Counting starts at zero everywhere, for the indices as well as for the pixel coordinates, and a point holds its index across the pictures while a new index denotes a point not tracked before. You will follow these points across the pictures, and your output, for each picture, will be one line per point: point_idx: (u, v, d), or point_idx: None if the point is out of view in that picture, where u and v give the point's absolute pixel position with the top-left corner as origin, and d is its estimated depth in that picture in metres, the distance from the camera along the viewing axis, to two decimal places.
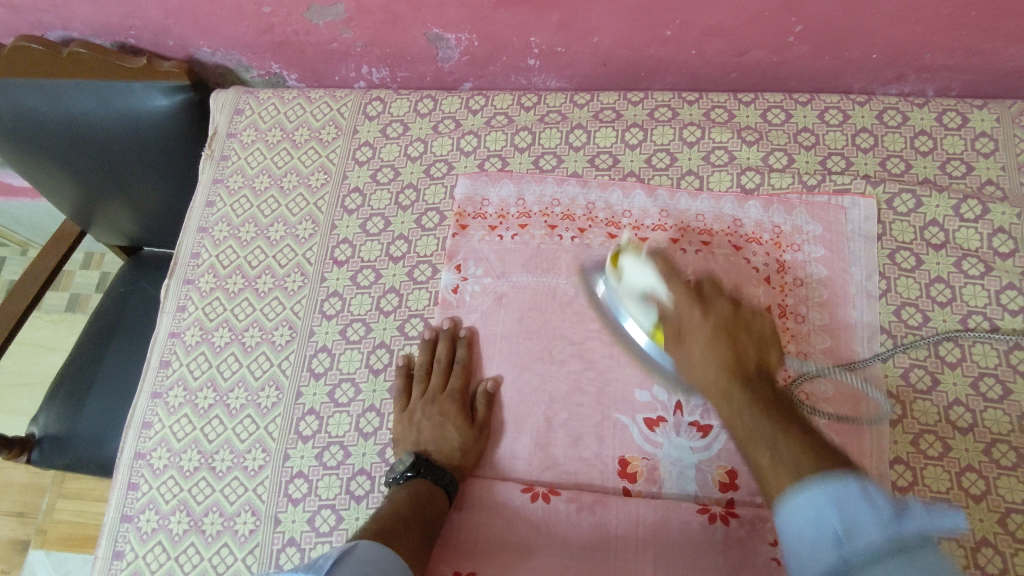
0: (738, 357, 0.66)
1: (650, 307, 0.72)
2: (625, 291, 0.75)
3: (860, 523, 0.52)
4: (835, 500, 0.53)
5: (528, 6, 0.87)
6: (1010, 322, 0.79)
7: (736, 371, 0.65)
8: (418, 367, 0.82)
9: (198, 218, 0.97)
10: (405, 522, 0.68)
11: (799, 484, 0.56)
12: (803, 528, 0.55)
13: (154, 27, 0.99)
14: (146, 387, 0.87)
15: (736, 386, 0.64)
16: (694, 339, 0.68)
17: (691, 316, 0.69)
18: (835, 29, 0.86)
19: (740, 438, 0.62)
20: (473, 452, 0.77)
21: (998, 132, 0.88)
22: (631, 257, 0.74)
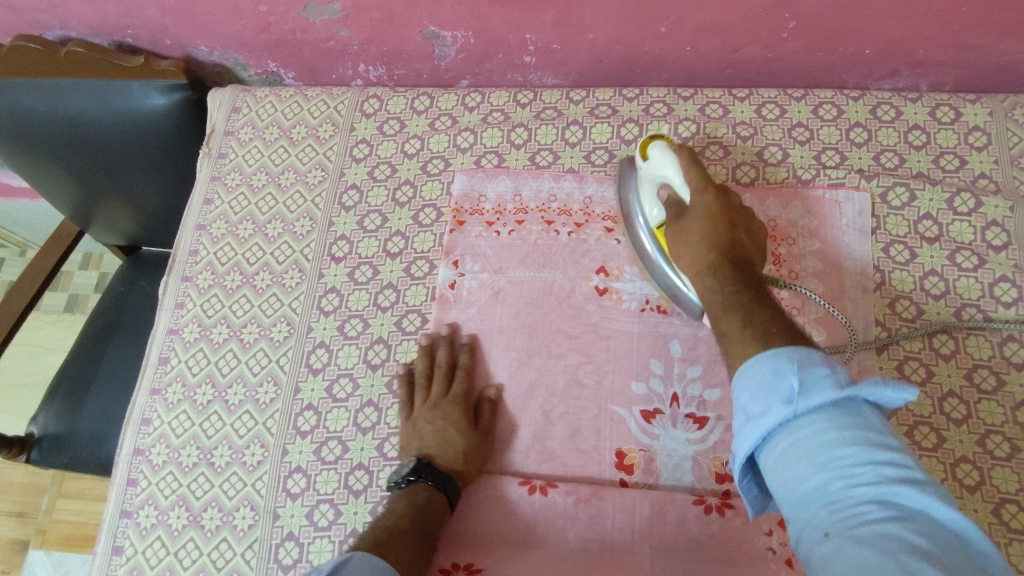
0: (733, 240, 0.68)
1: (663, 195, 0.77)
2: (645, 177, 0.79)
3: (815, 385, 0.48)
4: (795, 366, 0.49)
5: (523, 3, 0.88)
6: (1003, 314, 0.80)
7: (730, 254, 0.67)
8: (418, 373, 0.81)
9: (196, 215, 0.98)
10: (401, 534, 0.66)
11: (765, 352, 0.52)
12: (757, 387, 0.51)
13: (151, 26, 1.00)
14: (146, 383, 0.88)
15: (727, 265, 0.65)
16: (696, 217, 0.71)
17: (699, 196, 0.71)
18: (828, 25, 0.86)
19: (716, 310, 0.62)
20: (476, 456, 0.76)
21: (991, 126, 0.89)
22: (659, 146, 0.78)
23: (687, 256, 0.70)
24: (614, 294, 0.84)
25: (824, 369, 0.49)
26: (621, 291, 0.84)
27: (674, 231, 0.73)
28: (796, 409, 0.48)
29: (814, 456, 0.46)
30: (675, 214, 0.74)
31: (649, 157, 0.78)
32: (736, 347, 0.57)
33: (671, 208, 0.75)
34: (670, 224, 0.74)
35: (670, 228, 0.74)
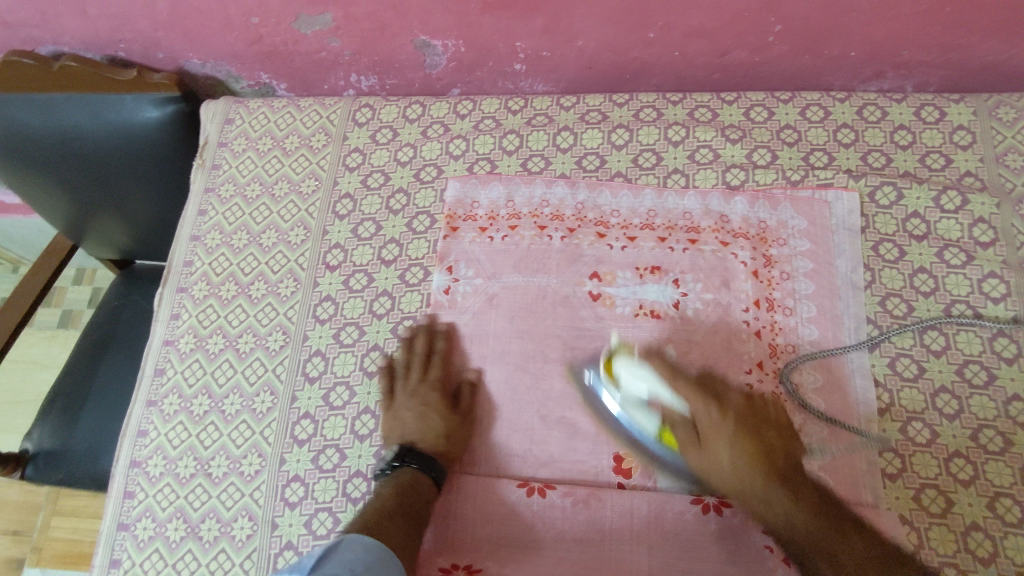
0: (764, 446, 0.70)
1: (656, 408, 0.73)
2: (625, 402, 0.75)
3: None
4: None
5: (513, 11, 0.89)
6: (993, 310, 0.80)
7: (770, 469, 0.68)
8: (400, 363, 0.83)
9: (190, 227, 0.98)
10: (389, 514, 0.69)
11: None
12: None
13: (144, 39, 1.00)
14: (141, 395, 0.88)
15: (777, 487, 0.67)
16: (716, 438, 0.71)
17: (706, 413, 0.71)
18: (813, 28, 0.88)
19: (798, 546, 0.65)
20: (459, 437, 0.78)
21: (975, 125, 0.90)
22: (626, 362, 0.74)
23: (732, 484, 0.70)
24: (607, 299, 0.84)
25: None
26: (614, 296, 0.84)
27: (696, 456, 0.72)
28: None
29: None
30: (682, 430, 0.72)
31: (622, 381, 0.74)
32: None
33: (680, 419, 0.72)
34: (683, 444, 0.72)
35: (685, 452, 0.72)
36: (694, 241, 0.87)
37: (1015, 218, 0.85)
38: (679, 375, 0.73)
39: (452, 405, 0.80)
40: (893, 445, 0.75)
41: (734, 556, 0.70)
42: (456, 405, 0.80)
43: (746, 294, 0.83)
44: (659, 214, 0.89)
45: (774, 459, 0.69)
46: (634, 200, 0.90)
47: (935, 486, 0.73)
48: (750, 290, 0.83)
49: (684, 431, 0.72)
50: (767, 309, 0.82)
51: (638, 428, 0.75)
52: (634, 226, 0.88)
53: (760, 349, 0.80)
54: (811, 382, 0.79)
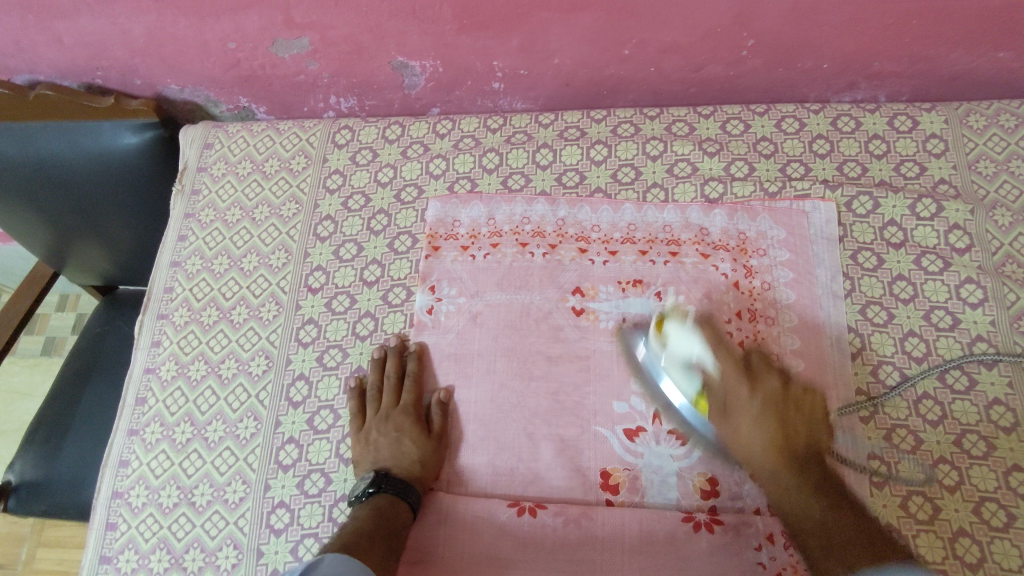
0: (786, 431, 0.70)
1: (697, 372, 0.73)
2: (666, 360, 0.75)
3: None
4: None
5: (489, 31, 0.90)
6: (971, 315, 0.81)
7: (785, 449, 0.69)
8: (370, 387, 0.83)
9: (170, 253, 0.97)
10: (366, 535, 0.68)
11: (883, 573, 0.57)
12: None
13: (121, 66, 1.00)
14: (123, 425, 0.87)
15: (787, 467, 0.68)
16: (741, 412, 0.71)
17: (737, 390, 0.72)
18: (785, 42, 0.89)
19: (789, 518, 0.67)
20: (433, 462, 0.78)
21: (947, 133, 0.92)
22: (677, 323, 0.75)
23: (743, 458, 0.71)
24: (590, 314, 0.84)
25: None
26: (597, 311, 0.84)
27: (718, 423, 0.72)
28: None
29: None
30: (714, 399, 0.73)
31: (669, 338, 0.75)
32: (826, 559, 0.62)
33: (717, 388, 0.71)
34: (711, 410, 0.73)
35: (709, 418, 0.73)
36: (675, 254, 0.87)
37: (990, 223, 0.86)
38: (721, 345, 0.74)
39: (425, 428, 0.80)
40: (879, 453, 0.76)
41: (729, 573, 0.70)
42: (430, 427, 0.80)
43: (728, 306, 0.83)
44: (639, 228, 0.89)
45: (793, 447, 0.69)
46: (614, 215, 0.91)
47: (921, 493, 0.73)
48: (731, 301, 0.84)
49: (714, 400, 0.73)
50: (749, 320, 0.82)
51: (675, 391, 0.75)
52: (615, 241, 0.89)
53: None
54: None
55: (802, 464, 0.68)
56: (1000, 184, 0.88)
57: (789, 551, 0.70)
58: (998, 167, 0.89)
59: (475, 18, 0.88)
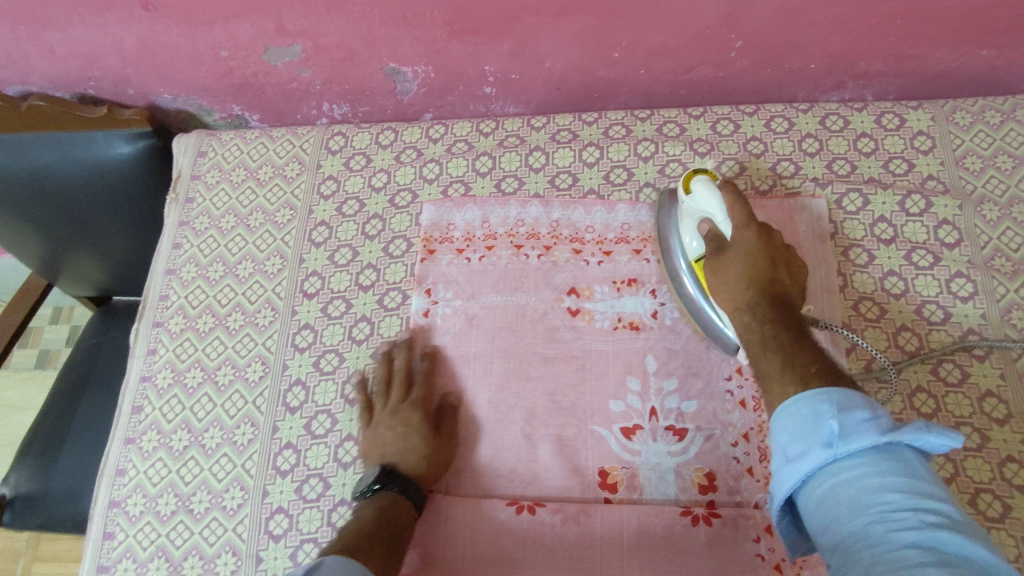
0: (772, 275, 0.71)
1: (704, 229, 0.78)
2: (686, 210, 0.81)
3: (856, 430, 0.50)
4: (836, 408, 0.52)
5: (480, 36, 0.91)
6: (962, 308, 0.82)
7: (767, 291, 0.69)
8: (375, 382, 0.83)
9: (165, 261, 0.97)
10: (369, 536, 0.66)
11: (801, 395, 0.55)
12: (796, 428, 0.53)
13: (114, 76, 1.00)
14: (119, 433, 0.86)
15: (764, 304, 0.68)
16: (737, 254, 0.73)
17: (742, 236, 0.73)
18: (773, 43, 0.90)
19: (755, 348, 0.65)
20: (438, 461, 0.77)
21: (934, 130, 0.93)
22: (703, 179, 0.79)
23: (726, 292, 0.73)
24: (585, 314, 0.85)
25: (864, 413, 0.51)
26: (593, 311, 0.85)
27: (713, 264, 0.75)
28: (836, 452, 0.50)
29: (852, 500, 0.48)
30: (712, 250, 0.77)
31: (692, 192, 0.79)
32: (775, 387, 0.60)
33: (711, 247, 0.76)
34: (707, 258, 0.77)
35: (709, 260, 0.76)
36: None
37: (978, 218, 0.87)
38: (738, 201, 0.75)
39: (434, 426, 0.79)
40: None
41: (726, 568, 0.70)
42: (438, 426, 0.80)
43: None
44: (632, 228, 0.90)
45: (775, 287, 0.70)
46: (608, 215, 0.91)
47: None
48: None
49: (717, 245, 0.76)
50: None
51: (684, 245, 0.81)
52: (609, 241, 0.89)
53: None
54: None
55: (774, 307, 0.68)
56: (987, 180, 0.90)
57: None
58: (985, 163, 0.91)
59: (466, 23, 0.89)
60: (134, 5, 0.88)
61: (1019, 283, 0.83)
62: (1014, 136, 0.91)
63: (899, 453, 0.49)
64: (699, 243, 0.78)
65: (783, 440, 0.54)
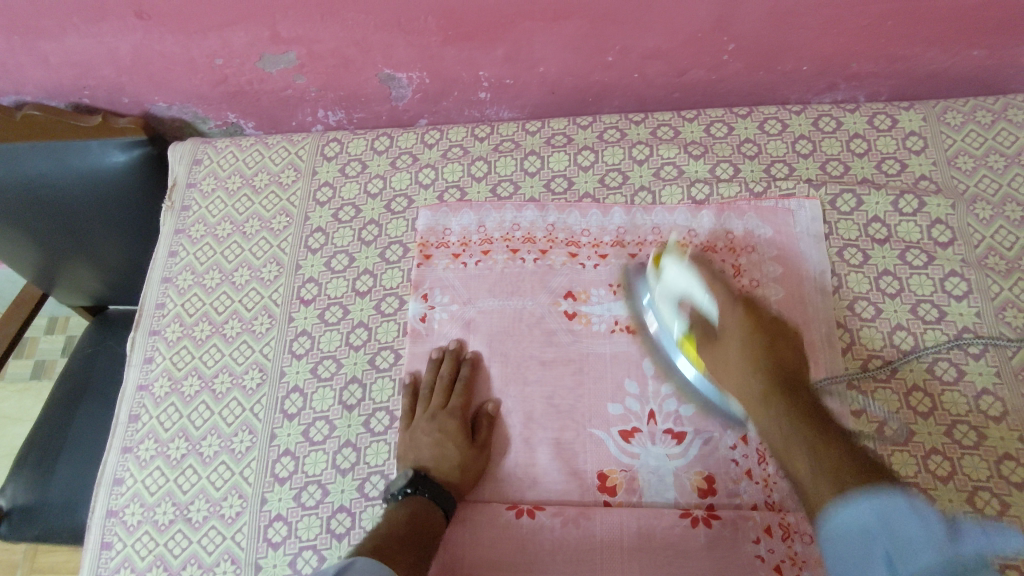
0: (777, 360, 0.70)
1: (685, 310, 0.76)
2: (660, 295, 0.78)
3: (915, 546, 0.52)
4: (885, 515, 0.54)
5: (474, 42, 0.91)
6: (957, 307, 0.82)
7: (777, 378, 0.69)
8: (419, 385, 0.82)
9: (160, 269, 0.97)
10: (400, 541, 0.67)
11: (845, 501, 0.56)
12: (850, 543, 0.55)
13: (109, 85, 1.00)
14: (116, 442, 0.86)
15: (778, 394, 0.67)
16: (732, 341, 0.73)
17: (732, 318, 0.74)
18: (765, 46, 0.91)
19: (779, 448, 0.66)
20: (472, 470, 0.77)
21: (926, 130, 0.94)
22: (672, 259, 0.77)
23: (733, 384, 0.71)
24: (582, 317, 0.85)
25: (915, 522, 0.53)
26: (590, 314, 0.85)
27: (709, 353, 0.74)
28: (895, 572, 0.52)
29: None
30: (702, 335, 0.75)
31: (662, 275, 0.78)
32: (813, 491, 0.60)
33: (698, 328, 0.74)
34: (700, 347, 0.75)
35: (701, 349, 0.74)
36: None
37: (971, 217, 0.88)
38: (718, 280, 0.75)
39: (470, 436, 0.79)
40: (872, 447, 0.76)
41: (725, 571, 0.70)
42: (474, 435, 0.79)
43: None
44: (628, 231, 0.90)
45: (783, 374, 0.69)
46: (604, 219, 0.92)
47: (915, 484, 0.74)
48: None
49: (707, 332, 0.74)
50: None
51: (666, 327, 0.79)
52: (605, 244, 0.90)
53: None
54: None
55: (789, 392, 0.67)
56: (980, 179, 0.90)
57: (787, 543, 0.71)
58: (977, 162, 0.91)
59: (460, 29, 0.89)
60: (128, 13, 0.88)
61: (1013, 282, 0.83)
62: (1005, 135, 0.92)
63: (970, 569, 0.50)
64: (681, 324, 0.76)
65: (833, 545, 0.56)
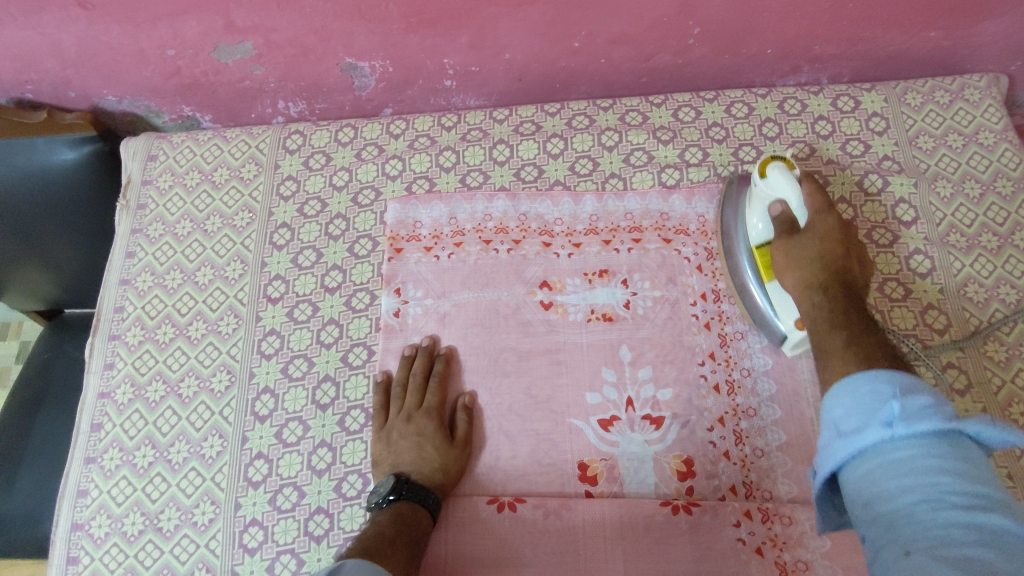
0: (848, 264, 0.73)
1: (776, 212, 0.77)
2: (757, 192, 0.80)
3: (920, 413, 0.49)
4: (900, 391, 0.51)
5: (438, 29, 0.89)
6: (921, 285, 0.84)
7: (840, 274, 0.71)
8: (395, 383, 0.81)
9: (118, 271, 0.93)
10: (389, 542, 0.66)
11: (863, 372, 0.54)
12: (854, 406, 0.52)
13: (53, 79, 0.96)
14: (78, 453, 0.83)
15: (833, 282, 0.70)
16: (813, 232, 0.74)
17: (822, 219, 0.75)
18: (729, 29, 0.91)
19: (818, 328, 0.67)
20: (454, 469, 0.76)
21: (888, 111, 0.95)
22: (784, 163, 0.78)
23: (790, 268, 0.73)
24: (558, 307, 0.84)
25: (927, 399, 0.50)
26: (565, 304, 0.85)
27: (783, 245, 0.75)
28: (895, 432, 0.49)
29: (903, 485, 0.47)
30: (781, 230, 0.76)
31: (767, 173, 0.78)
32: (835, 364, 0.61)
33: (784, 224, 0.76)
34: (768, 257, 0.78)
35: (776, 241, 0.76)
36: (638, 241, 0.88)
37: (932, 195, 0.90)
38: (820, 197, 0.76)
39: (448, 434, 0.77)
40: None
41: (708, 560, 0.70)
42: (453, 434, 0.78)
43: (692, 289, 0.84)
44: (601, 218, 0.90)
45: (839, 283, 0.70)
46: (575, 206, 0.91)
47: None
48: (696, 285, 0.85)
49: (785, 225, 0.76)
50: (713, 300, 0.84)
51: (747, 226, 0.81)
52: (578, 233, 0.89)
53: (710, 342, 0.81)
54: (765, 390, 0.78)
55: (841, 291, 0.70)
56: (939, 158, 0.92)
57: (767, 525, 0.71)
58: (937, 142, 0.93)
59: (423, 15, 0.87)
60: (70, 3, 0.84)
61: (974, 258, 0.85)
62: (962, 115, 0.94)
63: (963, 444, 0.48)
64: (765, 228, 0.78)
65: (835, 411, 0.54)
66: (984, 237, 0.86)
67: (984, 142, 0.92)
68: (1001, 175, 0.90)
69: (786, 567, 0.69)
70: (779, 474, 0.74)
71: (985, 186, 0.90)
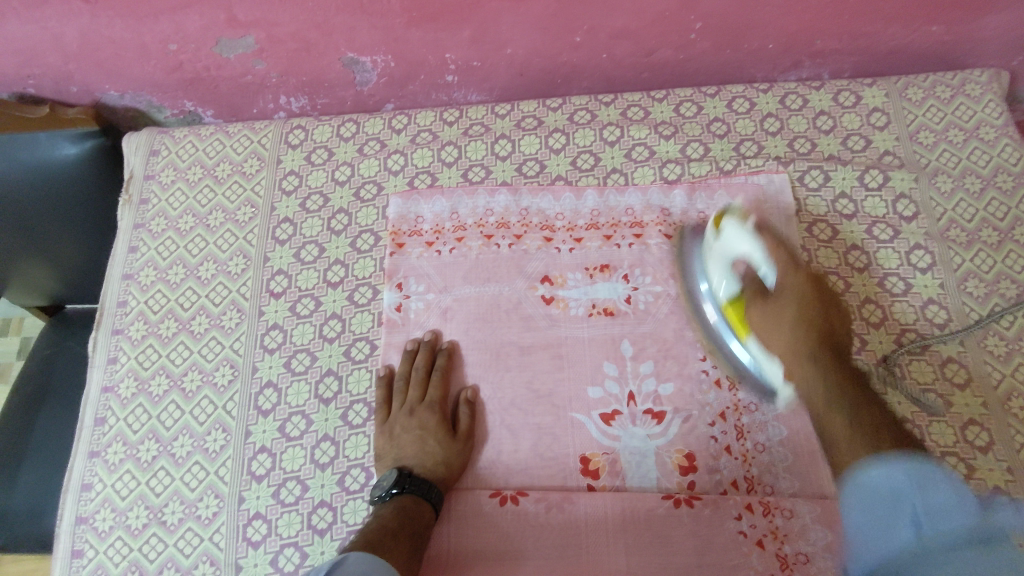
0: (825, 323, 0.72)
1: (739, 271, 0.74)
2: (718, 251, 0.76)
3: (942, 513, 0.58)
4: (918, 484, 0.60)
5: (440, 23, 0.89)
6: (921, 279, 0.84)
7: (824, 340, 0.72)
8: (397, 378, 0.81)
9: (121, 266, 0.93)
10: (392, 535, 0.67)
11: (878, 460, 0.63)
12: (875, 505, 0.61)
13: (55, 73, 0.96)
14: (82, 447, 0.83)
15: (822, 350, 0.71)
16: (785, 296, 0.72)
17: (790, 280, 0.73)
18: (731, 24, 0.91)
19: (819, 410, 0.69)
20: (457, 463, 0.76)
21: (889, 106, 0.95)
22: (738, 217, 0.74)
23: (772, 336, 0.72)
24: (560, 302, 0.85)
25: (945, 493, 0.60)
26: (567, 299, 0.85)
27: (758, 309, 0.73)
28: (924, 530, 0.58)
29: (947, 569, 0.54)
30: (750, 291, 0.73)
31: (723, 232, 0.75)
32: (844, 454, 0.66)
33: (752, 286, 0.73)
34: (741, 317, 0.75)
35: (750, 305, 0.73)
36: (639, 237, 0.88)
37: (933, 190, 0.90)
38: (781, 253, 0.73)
39: (450, 428, 0.78)
40: None
41: (710, 553, 0.70)
42: (456, 428, 0.78)
43: None
44: (602, 213, 0.90)
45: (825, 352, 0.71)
46: (577, 202, 0.91)
47: None
48: None
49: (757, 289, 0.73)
50: None
51: (713, 284, 0.78)
52: (579, 228, 0.89)
53: None
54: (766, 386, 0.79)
55: (829, 357, 0.71)
56: (940, 153, 0.92)
57: (768, 518, 0.71)
58: (937, 137, 0.93)
59: (424, 10, 0.87)
60: None
61: (974, 253, 0.85)
62: (963, 110, 0.94)
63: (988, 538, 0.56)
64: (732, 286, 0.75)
65: (863, 502, 0.62)
66: (984, 232, 0.87)
67: (984, 137, 0.92)
68: (1001, 170, 0.90)
69: (787, 559, 0.70)
70: (780, 469, 0.75)
71: (986, 180, 0.90)
